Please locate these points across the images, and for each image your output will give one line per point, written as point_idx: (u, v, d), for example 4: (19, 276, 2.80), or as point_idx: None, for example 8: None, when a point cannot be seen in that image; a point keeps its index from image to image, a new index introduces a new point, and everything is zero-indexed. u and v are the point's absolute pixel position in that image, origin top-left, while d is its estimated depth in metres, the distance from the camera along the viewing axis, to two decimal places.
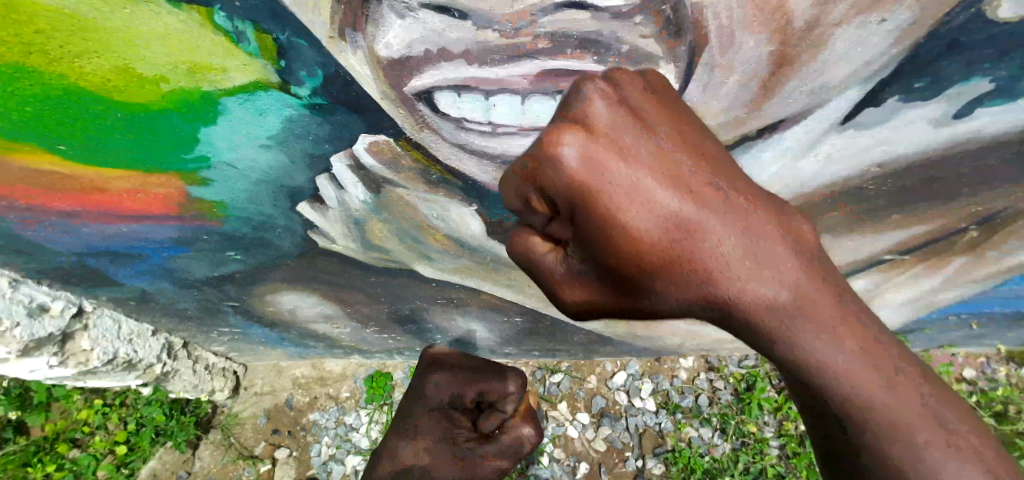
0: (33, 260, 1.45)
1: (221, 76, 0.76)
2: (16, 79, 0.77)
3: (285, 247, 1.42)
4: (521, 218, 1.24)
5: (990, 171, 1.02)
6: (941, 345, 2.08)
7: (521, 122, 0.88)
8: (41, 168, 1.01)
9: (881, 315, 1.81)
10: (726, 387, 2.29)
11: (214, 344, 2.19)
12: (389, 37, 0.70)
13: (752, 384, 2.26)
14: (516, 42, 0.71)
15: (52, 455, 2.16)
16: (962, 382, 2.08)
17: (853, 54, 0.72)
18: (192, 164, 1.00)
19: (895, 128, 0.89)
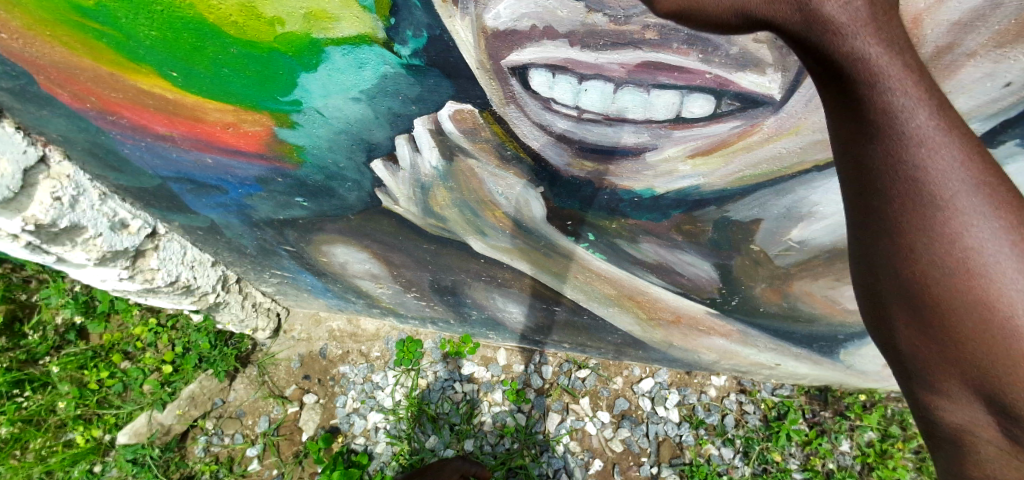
0: (122, 177, 1.61)
1: (332, 25, 0.80)
2: (148, 2, 0.83)
3: (350, 200, 1.49)
4: (586, 208, 1.24)
5: None
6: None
7: (607, 110, 0.87)
8: (151, 90, 1.11)
9: None
10: (755, 411, 2.22)
11: (263, 284, 2.34)
12: (500, 8, 0.71)
13: (783, 414, 2.20)
14: (624, 29, 0.70)
15: (107, 363, 2.34)
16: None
17: (975, 88, 0.69)
18: (285, 106, 1.06)
19: (1006, 175, 0.84)
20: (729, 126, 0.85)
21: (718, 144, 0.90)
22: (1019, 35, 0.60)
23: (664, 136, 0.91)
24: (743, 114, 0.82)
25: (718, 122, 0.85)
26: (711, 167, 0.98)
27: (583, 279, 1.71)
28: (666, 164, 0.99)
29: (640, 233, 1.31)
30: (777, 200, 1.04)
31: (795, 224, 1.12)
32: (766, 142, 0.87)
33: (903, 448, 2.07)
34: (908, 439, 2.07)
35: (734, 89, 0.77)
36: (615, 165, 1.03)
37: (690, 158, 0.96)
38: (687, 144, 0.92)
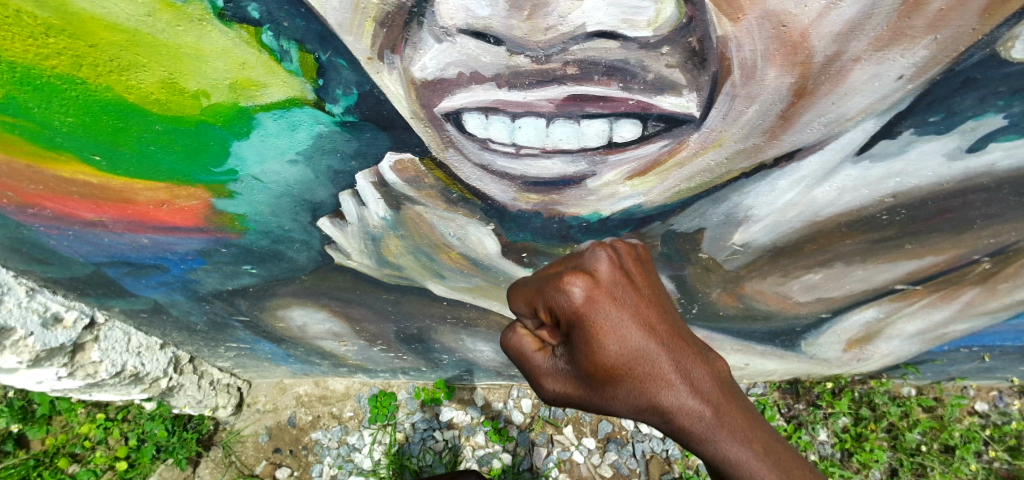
0: (50, 269, 1.48)
1: (260, 92, 0.79)
2: (62, 90, 0.80)
3: (300, 261, 1.44)
4: (538, 238, 1.26)
5: (1001, 204, 1.04)
6: (952, 378, 2.08)
7: (544, 144, 0.91)
8: (74, 178, 1.05)
9: (893, 345, 1.84)
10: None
11: (220, 359, 2.19)
12: (426, 59, 0.73)
13: (761, 412, 2.20)
14: (547, 68, 0.74)
15: (52, 470, 2.12)
16: (974, 415, 2.13)
17: (867, 87, 0.75)
18: (219, 177, 1.02)
19: (909, 161, 0.91)
20: (657, 147, 0.90)
21: (651, 164, 0.96)
22: (893, 39, 0.66)
23: (601, 162, 0.96)
24: (669, 134, 0.87)
25: (647, 143, 0.90)
26: (648, 186, 1.03)
27: None
28: (608, 187, 1.03)
29: None
30: (715, 207, 1.10)
31: (735, 229, 1.18)
32: (695, 156, 0.93)
33: (875, 429, 2.11)
34: (879, 419, 2.11)
35: (656, 112, 0.82)
36: (560, 194, 1.06)
37: (628, 180, 1.00)
38: (623, 167, 0.97)
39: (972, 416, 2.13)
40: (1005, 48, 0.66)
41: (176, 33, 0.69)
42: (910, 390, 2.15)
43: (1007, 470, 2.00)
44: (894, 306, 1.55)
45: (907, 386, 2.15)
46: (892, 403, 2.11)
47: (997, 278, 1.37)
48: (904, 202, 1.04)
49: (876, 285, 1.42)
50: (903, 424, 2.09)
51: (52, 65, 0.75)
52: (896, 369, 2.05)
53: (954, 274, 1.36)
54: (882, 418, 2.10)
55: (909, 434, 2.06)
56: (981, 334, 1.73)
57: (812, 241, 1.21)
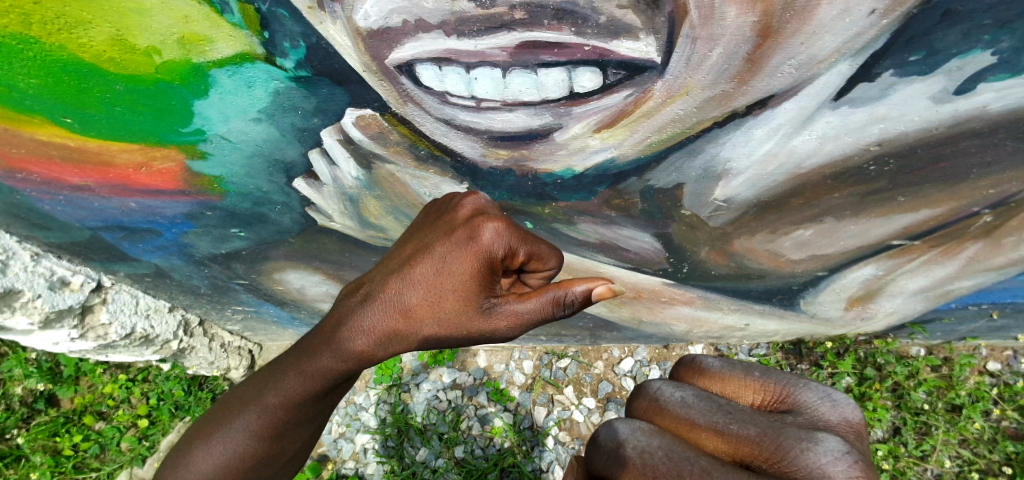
0: (51, 234, 1.56)
1: (209, 48, 0.79)
2: (19, 50, 0.81)
3: (284, 224, 1.47)
4: (514, 197, 1.25)
5: (999, 152, 0.98)
6: (963, 337, 2.02)
7: (504, 96, 0.88)
8: (52, 140, 1.08)
9: (896, 304, 1.79)
10: None
11: (228, 322, 2.28)
12: (367, 7, 0.70)
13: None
14: (493, 13, 0.71)
15: (80, 426, 2.24)
16: (983, 375, 2.07)
17: (836, 26, 0.70)
18: (189, 138, 1.04)
19: (893, 105, 0.86)
20: (622, 97, 0.87)
21: (618, 115, 0.92)
22: None
23: (566, 114, 0.93)
24: (631, 82, 0.83)
25: (610, 93, 0.86)
26: (618, 138, 0.99)
27: None
28: (577, 141, 1.00)
29: (575, 214, 1.33)
30: (690, 161, 1.06)
31: (716, 183, 1.14)
32: (663, 106, 0.89)
33: (880, 389, 2.06)
34: (884, 379, 2.06)
35: (615, 58, 0.78)
36: (528, 149, 1.04)
37: (597, 132, 0.97)
38: (589, 119, 0.94)
39: (981, 376, 2.08)
40: None
41: None
42: (920, 351, 2.13)
43: (1015, 430, 1.96)
44: (893, 263, 1.51)
45: (916, 347, 2.13)
46: (898, 364, 2.07)
47: (1001, 232, 1.30)
48: (891, 151, 0.98)
49: (870, 240, 1.37)
50: (909, 383, 2.05)
51: (3, 24, 0.75)
52: (902, 329, 2.01)
53: (954, 227, 1.28)
54: (888, 378, 2.05)
55: (914, 393, 2.02)
56: (988, 290, 1.64)
57: (798, 195, 1.16)
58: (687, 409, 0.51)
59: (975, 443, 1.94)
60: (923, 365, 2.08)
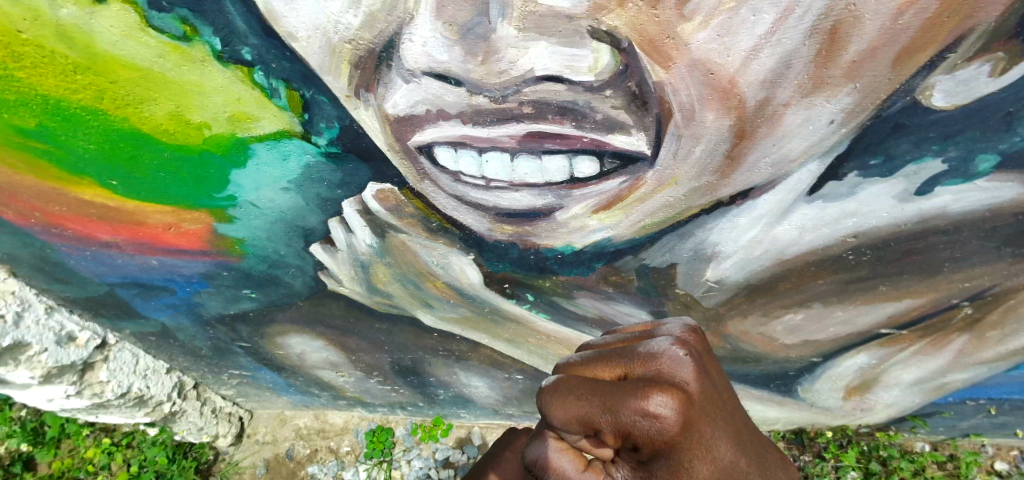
0: (69, 288, 1.60)
1: (254, 125, 0.89)
2: (85, 120, 0.91)
3: (296, 286, 1.53)
4: (517, 269, 1.31)
5: (966, 248, 1.03)
6: (966, 434, 1.91)
7: (512, 178, 0.98)
8: (93, 199, 1.16)
9: (892, 395, 1.73)
10: None
11: (223, 388, 2.23)
12: (397, 97, 0.82)
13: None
14: (504, 107, 0.82)
15: None
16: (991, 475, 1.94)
17: (802, 130, 0.80)
18: (221, 202, 1.13)
19: (862, 201, 0.94)
20: (617, 182, 0.96)
21: (614, 199, 1.01)
22: (815, 87, 0.72)
23: (567, 196, 1.02)
24: (625, 171, 0.93)
25: (607, 178, 0.96)
26: (615, 219, 1.07)
27: (536, 342, 1.73)
28: (576, 220, 1.09)
29: (574, 288, 1.37)
30: (682, 242, 1.13)
31: (706, 265, 1.20)
32: (654, 193, 0.98)
33: None
34: (890, 476, 1.95)
35: (610, 149, 0.88)
36: (531, 225, 1.12)
37: (595, 213, 1.06)
38: (588, 200, 1.03)
39: (990, 477, 1.94)
40: (926, 96, 0.72)
41: (182, 72, 0.79)
42: (924, 445, 2.00)
43: None
44: (885, 352, 1.48)
45: (919, 442, 2.00)
46: (903, 459, 1.97)
47: (983, 325, 1.31)
48: (866, 242, 1.04)
49: (860, 328, 1.37)
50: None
51: (78, 99, 0.86)
52: (903, 422, 1.90)
53: (935, 318, 1.29)
54: (892, 474, 1.95)
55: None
56: (982, 386, 1.60)
57: (786, 280, 1.20)
58: (589, 352, 0.61)
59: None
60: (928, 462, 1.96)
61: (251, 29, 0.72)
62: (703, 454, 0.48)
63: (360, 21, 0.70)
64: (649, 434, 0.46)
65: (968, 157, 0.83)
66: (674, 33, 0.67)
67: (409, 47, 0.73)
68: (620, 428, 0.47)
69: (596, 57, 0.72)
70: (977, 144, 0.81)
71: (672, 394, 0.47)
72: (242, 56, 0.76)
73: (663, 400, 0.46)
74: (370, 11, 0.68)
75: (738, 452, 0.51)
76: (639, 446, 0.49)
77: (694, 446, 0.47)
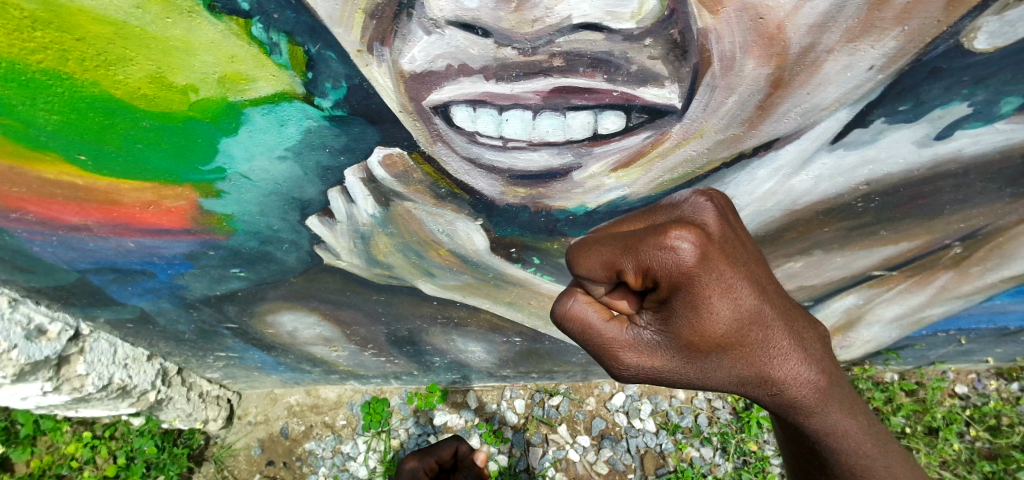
0: (35, 278, 1.45)
1: (249, 87, 0.79)
2: (48, 86, 0.78)
3: (289, 263, 1.45)
4: (525, 233, 1.28)
5: (970, 190, 1.08)
6: (932, 362, 2.05)
7: (530, 136, 0.93)
8: (58, 178, 1.04)
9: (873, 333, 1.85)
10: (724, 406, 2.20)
11: (209, 370, 2.15)
12: (414, 51, 0.74)
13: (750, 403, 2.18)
14: (533, 60, 0.75)
15: None
16: (954, 397, 2.07)
17: (839, 78, 0.78)
18: (208, 175, 1.03)
19: (881, 149, 0.94)
20: (642, 138, 0.92)
21: (635, 156, 0.98)
22: (863, 31, 0.69)
23: (586, 154, 0.98)
24: (652, 125, 0.89)
25: (631, 134, 0.92)
26: (632, 177, 1.05)
27: (538, 304, 1.72)
28: (592, 180, 1.06)
29: None
30: None
31: None
32: (676, 148, 0.95)
33: None
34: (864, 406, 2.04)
35: (640, 103, 0.84)
36: (546, 187, 1.08)
37: (613, 172, 1.03)
38: (608, 159, 0.99)
39: (952, 399, 2.07)
40: (969, 39, 0.71)
41: (165, 26, 0.68)
42: (893, 375, 2.12)
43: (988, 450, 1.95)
44: (872, 292, 1.57)
45: (890, 372, 2.12)
46: (874, 389, 2.06)
47: (969, 261, 1.40)
48: (877, 189, 1.06)
49: (854, 271, 1.44)
50: (887, 408, 2.03)
51: (38, 61, 0.73)
52: (878, 356, 2.02)
53: (927, 258, 1.38)
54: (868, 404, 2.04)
55: (894, 418, 2.00)
56: (957, 317, 1.72)
57: (793, 229, 1.22)
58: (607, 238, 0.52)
59: (954, 465, 1.93)
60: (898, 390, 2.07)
61: None
62: (721, 297, 0.49)
63: None
64: (677, 282, 0.47)
65: (993, 100, 0.83)
66: None
67: None
68: (636, 264, 0.47)
69: (642, 2, 0.64)
70: (1004, 88, 0.80)
71: (690, 233, 0.45)
72: (238, 5, 0.65)
73: (683, 234, 0.45)
74: None
75: (767, 301, 0.53)
76: (657, 285, 0.49)
77: (712, 283, 0.48)
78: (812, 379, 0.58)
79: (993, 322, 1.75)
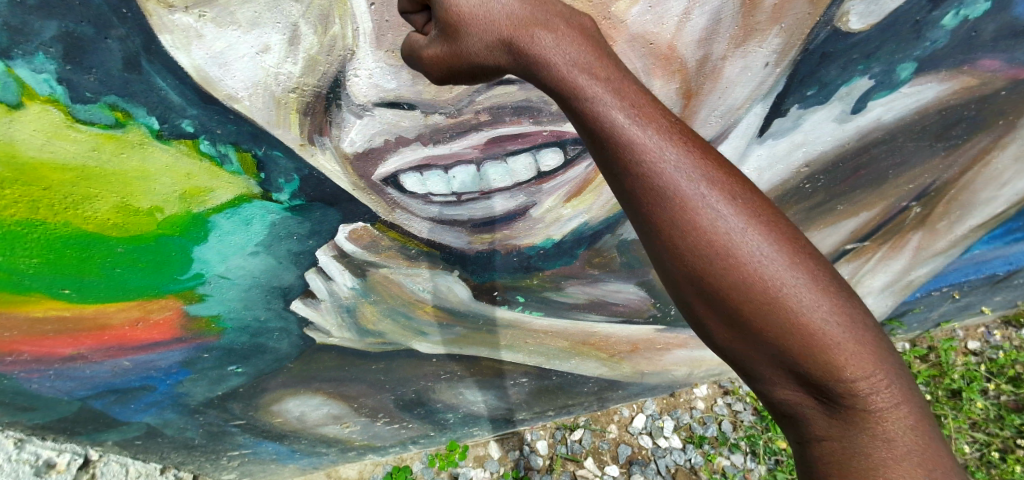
0: (37, 414, 1.45)
1: (209, 197, 0.85)
2: (24, 234, 0.84)
3: (283, 350, 1.47)
4: (503, 275, 1.32)
5: (903, 151, 1.15)
6: (937, 323, 2.03)
7: (481, 187, 0.98)
8: (46, 315, 1.08)
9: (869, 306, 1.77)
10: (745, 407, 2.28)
11: (223, 472, 2.09)
12: (352, 135, 0.81)
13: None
14: (462, 119, 0.83)
15: None
16: (968, 355, 2.04)
17: (742, 78, 0.85)
18: (187, 283, 1.07)
19: (807, 131, 1.00)
20: (583, 167, 1.00)
21: (583, 183, 1.05)
22: (746, 35, 0.78)
23: (537, 191, 1.03)
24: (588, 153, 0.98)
25: (573, 166, 1.00)
26: (587, 202, 1.12)
27: (535, 342, 1.73)
28: (550, 213, 1.10)
29: (561, 279, 1.39)
30: None
31: None
32: None
33: None
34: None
35: (569, 136, 0.93)
36: (509, 229, 1.12)
37: (567, 202, 1.09)
38: (559, 191, 1.05)
39: (967, 357, 2.03)
40: (844, 22, 0.80)
41: (122, 161, 0.74)
42: (904, 344, 2.05)
43: (1014, 402, 1.91)
44: (854, 266, 1.53)
45: (901, 342, 2.05)
46: None
47: (934, 218, 1.44)
48: (819, 169, 1.11)
49: (828, 250, 1.42)
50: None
51: (11, 214, 0.79)
52: (882, 329, 1.92)
53: (892, 224, 1.41)
54: None
55: None
56: (944, 274, 1.72)
57: None
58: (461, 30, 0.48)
59: (985, 424, 1.87)
60: (913, 358, 2.01)
61: (187, 100, 0.68)
62: (547, 49, 0.43)
63: (300, 68, 0.69)
64: (536, 47, 0.43)
65: (890, 69, 0.92)
66: (609, 13, 0.69)
67: (356, 82, 0.74)
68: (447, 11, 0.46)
69: None
70: (894, 58, 0.90)
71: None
72: (183, 129, 0.72)
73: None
74: (309, 55, 0.68)
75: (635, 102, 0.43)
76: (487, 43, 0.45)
77: (535, 48, 0.44)
78: (725, 191, 0.43)
79: (980, 271, 1.77)
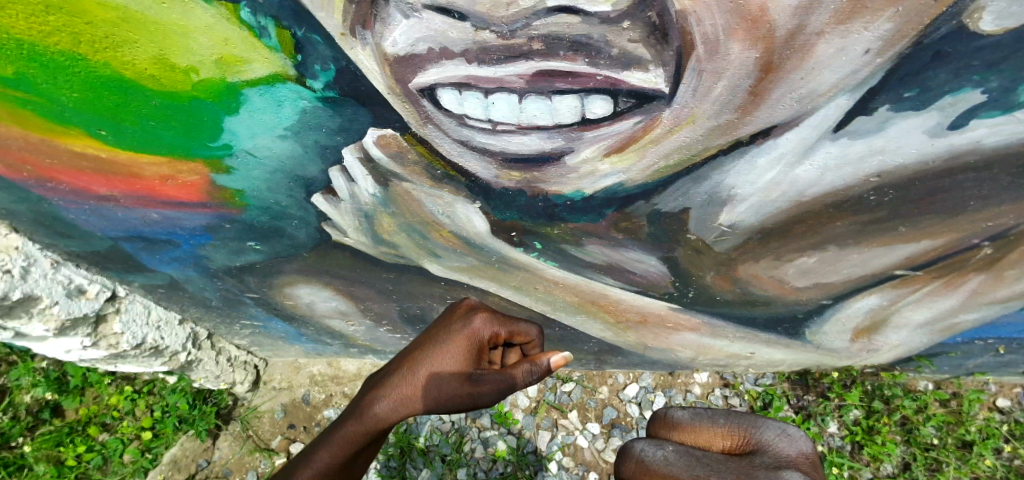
0: (73, 243, 1.59)
1: (245, 69, 0.83)
2: (67, 67, 0.85)
3: (300, 238, 1.52)
4: (525, 217, 1.29)
5: (993, 185, 1.01)
6: (971, 373, 1.99)
7: (519, 120, 0.94)
8: (84, 151, 1.12)
9: (901, 336, 1.76)
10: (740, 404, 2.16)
11: (236, 336, 2.27)
12: (396, 35, 0.76)
13: (769, 403, 2.14)
14: (512, 43, 0.76)
15: (83, 437, 2.19)
16: (994, 411, 2.02)
17: (832, 63, 0.75)
18: (216, 152, 1.09)
19: (890, 138, 0.89)
20: (632, 123, 0.91)
21: (627, 141, 0.97)
22: (853, 12, 0.65)
23: (577, 139, 0.98)
24: (641, 110, 0.88)
25: (621, 119, 0.91)
26: (627, 163, 1.03)
27: (544, 290, 1.72)
28: (586, 165, 1.05)
29: (583, 235, 1.36)
30: (696, 187, 1.09)
31: (720, 209, 1.17)
32: (669, 134, 0.93)
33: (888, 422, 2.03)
34: (892, 413, 2.03)
35: (625, 87, 0.83)
36: (540, 171, 1.08)
37: (607, 157, 1.02)
38: (600, 144, 0.99)
39: (990, 413, 2.03)
40: (974, 20, 0.65)
41: (162, 10, 0.72)
42: (927, 385, 2.07)
43: None
44: (897, 293, 1.49)
45: (925, 381, 2.07)
46: (906, 397, 2.04)
47: (1001, 265, 1.31)
48: (889, 183, 1.01)
49: (873, 270, 1.37)
50: (917, 417, 2.01)
51: (55, 42, 0.79)
52: (909, 362, 1.95)
53: (952, 259, 1.30)
54: (896, 412, 2.03)
55: (924, 428, 1.98)
56: (995, 325, 1.62)
57: (802, 223, 1.18)
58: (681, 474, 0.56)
59: None
60: (931, 400, 2.04)
61: None
62: None
63: None
64: None
65: (1011, 87, 0.77)
66: None
67: None
68: None
69: None
70: (1021, 74, 0.74)
71: None
72: None
73: None
74: None
75: None
76: None
77: None
78: None
79: None
